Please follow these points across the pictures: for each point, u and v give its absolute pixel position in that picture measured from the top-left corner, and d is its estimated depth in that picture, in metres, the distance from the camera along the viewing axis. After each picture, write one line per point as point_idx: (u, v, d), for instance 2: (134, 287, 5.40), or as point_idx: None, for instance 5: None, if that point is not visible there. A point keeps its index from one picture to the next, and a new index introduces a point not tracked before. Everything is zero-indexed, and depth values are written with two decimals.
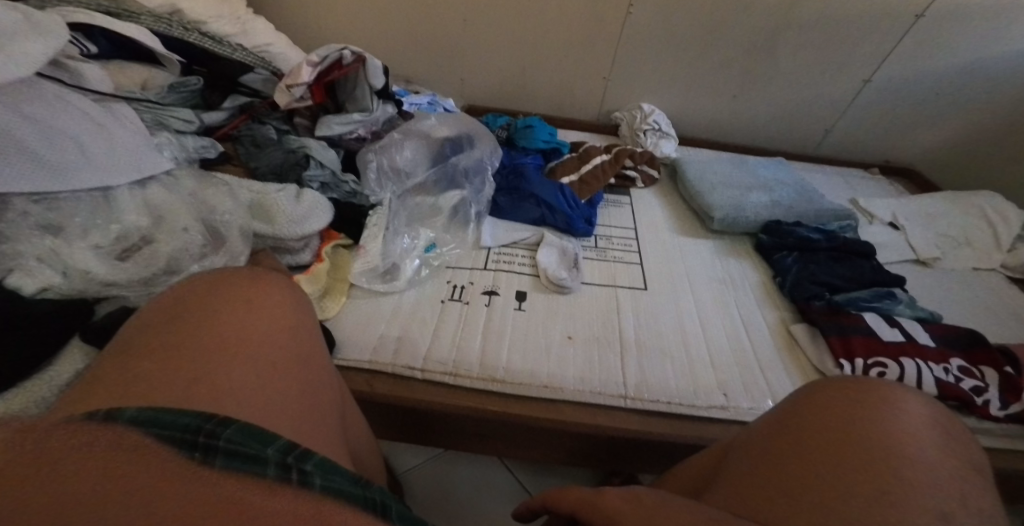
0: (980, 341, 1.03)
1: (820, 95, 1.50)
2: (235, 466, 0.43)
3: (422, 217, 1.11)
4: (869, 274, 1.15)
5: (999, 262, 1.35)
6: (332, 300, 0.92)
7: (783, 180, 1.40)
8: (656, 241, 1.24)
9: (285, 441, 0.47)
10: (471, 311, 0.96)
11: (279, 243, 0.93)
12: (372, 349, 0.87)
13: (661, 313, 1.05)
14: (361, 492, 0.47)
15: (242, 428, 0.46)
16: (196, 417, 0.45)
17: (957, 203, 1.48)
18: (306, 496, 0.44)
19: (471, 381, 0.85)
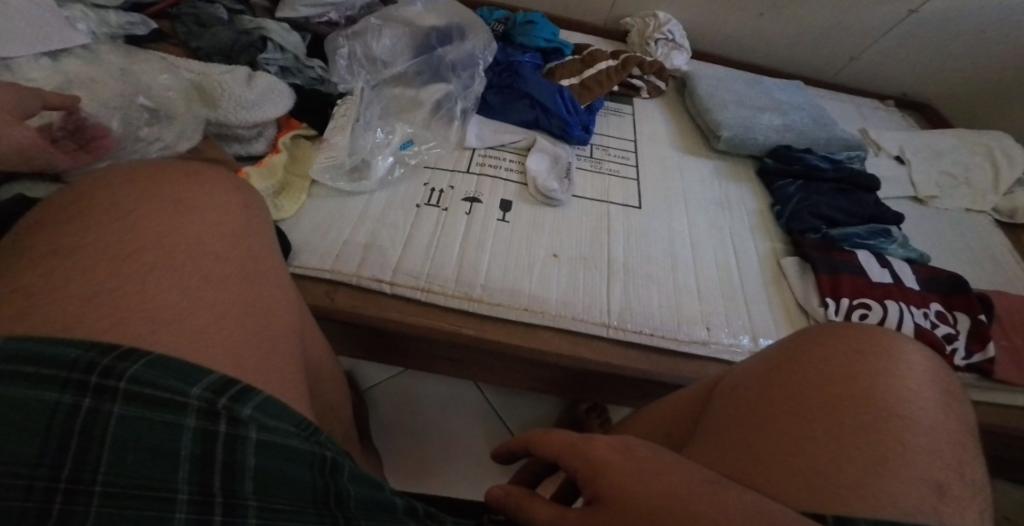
0: (960, 286, 0.99)
1: (853, 17, 1.36)
2: (150, 410, 0.40)
3: (400, 113, 1.00)
4: (871, 209, 1.10)
5: (992, 206, 1.29)
6: (289, 198, 0.83)
7: (798, 103, 1.31)
8: (657, 156, 1.16)
9: (210, 378, 0.43)
10: (449, 218, 0.88)
11: (226, 130, 0.83)
12: (335, 256, 0.79)
13: (652, 234, 0.99)
14: (303, 444, 0.44)
15: (151, 363, 0.41)
16: (89, 350, 0.40)
17: (967, 141, 1.40)
18: (237, 445, 0.42)
19: (443, 296, 0.78)
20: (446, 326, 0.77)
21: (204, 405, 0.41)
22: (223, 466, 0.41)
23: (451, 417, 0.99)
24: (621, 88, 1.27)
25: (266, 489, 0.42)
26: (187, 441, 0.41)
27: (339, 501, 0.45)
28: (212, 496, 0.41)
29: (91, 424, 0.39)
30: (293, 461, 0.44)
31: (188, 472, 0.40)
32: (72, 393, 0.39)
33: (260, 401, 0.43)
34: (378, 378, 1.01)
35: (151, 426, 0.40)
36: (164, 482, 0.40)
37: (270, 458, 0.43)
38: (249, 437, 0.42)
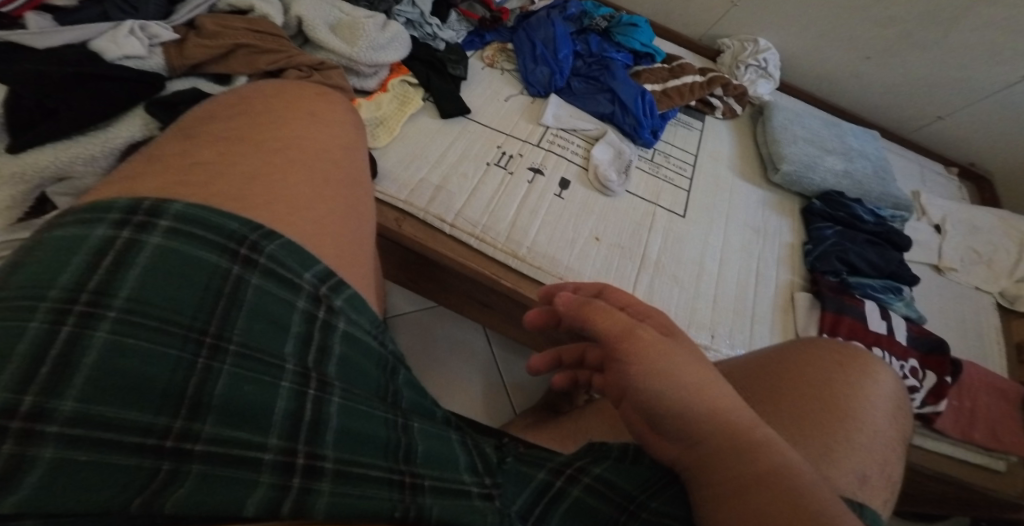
0: (940, 348, 1.08)
1: (943, 83, 1.43)
2: (272, 288, 0.44)
3: (497, 82, 1.09)
4: (894, 265, 1.16)
5: (1000, 289, 1.34)
6: (384, 128, 0.90)
7: (867, 153, 1.36)
8: (712, 171, 1.23)
9: (324, 267, 0.47)
10: (512, 183, 0.94)
11: (350, 64, 0.89)
12: (410, 189, 0.85)
13: (689, 240, 1.08)
14: (376, 346, 0.49)
15: (286, 245, 0.45)
16: (242, 225, 0.44)
17: (1009, 224, 1.43)
18: (325, 352, 0.45)
19: (494, 251, 0.87)
20: (486, 273, 0.85)
21: (314, 290, 0.45)
22: (317, 348, 0.44)
23: (457, 355, 1.22)
24: (699, 104, 1.33)
25: (348, 378, 0.46)
26: (297, 318, 0.44)
27: (395, 398, 0.49)
28: (309, 379, 0.43)
29: (235, 290, 0.42)
30: (369, 355, 0.48)
31: (294, 345, 0.43)
32: (226, 259, 0.42)
33: (349, 296, 0.47)
34: (402, 309, 1.24)
35: (272, 300, 0.43)
36: (275, 352, 0.43)
37: (354, 348, 0.46)
38: (339, 326, 0.46)
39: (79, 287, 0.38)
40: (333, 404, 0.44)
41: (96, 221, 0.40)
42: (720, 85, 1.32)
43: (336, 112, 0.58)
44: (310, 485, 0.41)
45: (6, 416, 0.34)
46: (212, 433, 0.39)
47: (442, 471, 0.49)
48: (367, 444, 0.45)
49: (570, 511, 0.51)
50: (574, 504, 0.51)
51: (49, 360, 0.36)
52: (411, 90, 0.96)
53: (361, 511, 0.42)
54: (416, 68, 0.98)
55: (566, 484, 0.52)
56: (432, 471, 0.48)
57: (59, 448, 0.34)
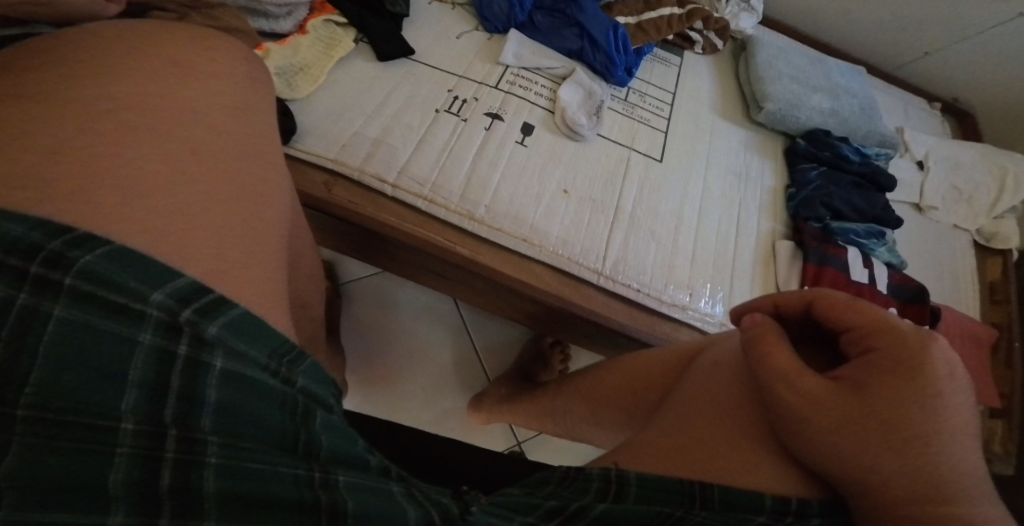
0: (920, 297, 0.99)
1: (934, 16, 1.31)
2: (94, 318, 0.30)
3: (446, 18, 0.94)
4: (879, 210, 1.09)
5: (977, 227, 1.28)
6: (305, 76, 0.77)
7: (855, 91, 1.25)
8: (692, 111, 1.12)
9: (181, 284, 0.34)
10: (467, 131, 0.83)
11: (256, 6, 0.75)
12: (342, 146, 0.74)
13: (667, 190, 0.98)
14: (273, 383, 0.36)
15: (111, 256, 0.32)
16: (27, 228, 0.31)
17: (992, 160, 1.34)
18: (191, 404, 0.32)
19: (446, 214, 0.76)
20: (437, 241, 0.75)
21: (164, 317, 0.33)
22: (177, 398, 0.32)
23: (420, 323, 1.12)
24: (677, 38, 1.20)
25: (231, 431, 0.33)
26: (139, 361, 0.31)
27: (309, 448, 0.36)
28: (162, 445, 0.31)
29: (26, 328, 0.29)
30: (262, 394, 0.35)
31: (136, 396, 0.31)
32: (6, 285, 0.29)
33: (230, 319, 0.35)
34: (358, 274, 1.12)
35: (94, 336, 0.30)
36: (104, 409, 0.29)
37: (241, 389, 0.34)
38: (213, 365, 0.33)
39: None
40: (205, 471, 0.31)
41: None
42: (701, 18, 1.19)
43: (218, 69, 0.46)
44: None
45: None
46: None
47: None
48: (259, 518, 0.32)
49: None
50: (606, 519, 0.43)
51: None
52: (337, 32, 0.82)
53: None
54: (346, 5, 0.84)
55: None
56: None
57: None
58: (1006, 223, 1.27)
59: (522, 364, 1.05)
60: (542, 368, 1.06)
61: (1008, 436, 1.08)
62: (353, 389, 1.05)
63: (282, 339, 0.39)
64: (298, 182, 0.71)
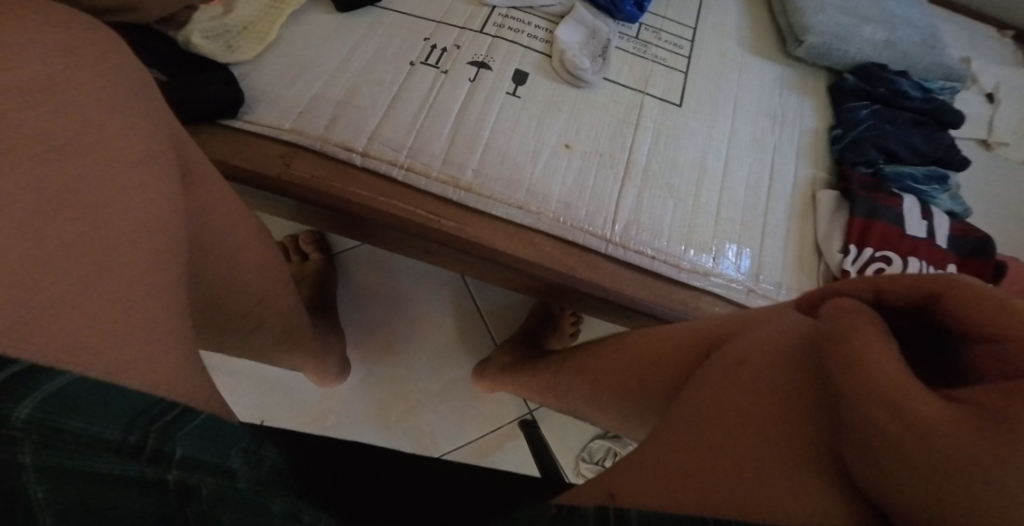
0: (984, 249, 0.85)
1: None
2: None
3: None
4: (941, 151, 0.95)
5: None
6: (248, 37, 0.68)
7: (911, 17, 1.08)
8: (716, 48, 0.98)
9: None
10: (448, 84, 0.73)
11: None
12: (300, 112, 0.66)
13: (687, 138, 0.87)
14: (124, 462, 0.33)
15: None
16: None
17: None
18: (18, 512, 0.30)
19: (427, 182, 0.68)
20: (419, 215, 0.68)
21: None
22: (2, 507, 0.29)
23: (420, 291, 1.05)
24: None
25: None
26: None
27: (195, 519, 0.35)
28: None
29: None
30: (115, 484, 0.33)
31: None
32: None
33: (56, 397, 0.32)
34: (350, 244, 1.05)
35: None
36: None
37: (76, 482, 0.31)
38: (36, 463, 0.30)
39: None
40: None
41: None
42: None
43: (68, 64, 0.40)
44: None
45: None
46: None
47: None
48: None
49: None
50: None
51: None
52: None
53: None
54: None
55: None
56: None
57: None
58: None
59: (530, 328, 0.98)
60: (551, 332, 0.98)
61: None
62: (356, 363, 1.00)
63: (146, 399, 0.36)
64: (251, 159, 0.65)
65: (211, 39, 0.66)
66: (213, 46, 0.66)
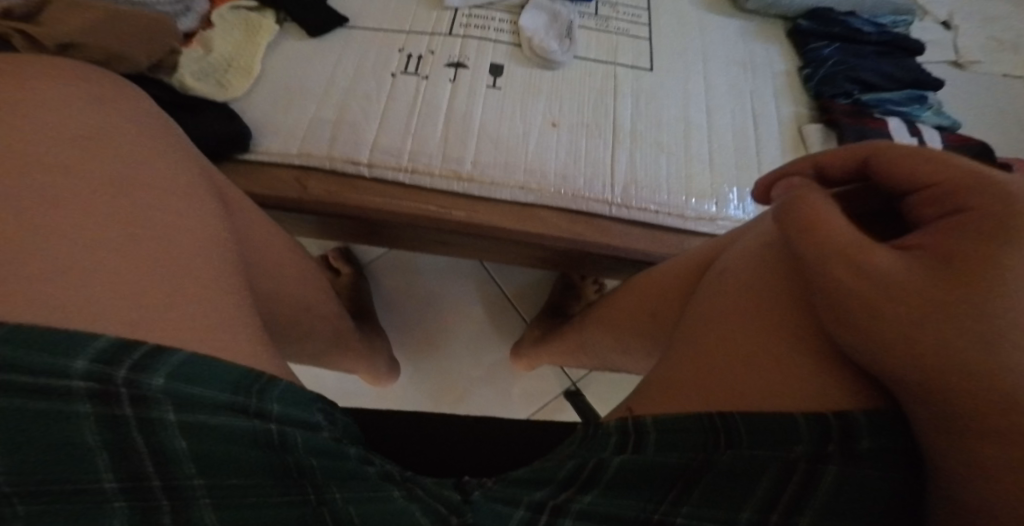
0: (989, 154, 0.86)
1: None
2: (25, 403, 0.31)
3: None
4: (913, 72, 0.96)
5: None
6: (236, 71, 0.70)
7: None
8: (673, 10, 1.02)
9: (105, 342, 0.34)
10: (431, 88, 0.76)
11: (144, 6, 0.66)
12: (302, 137, 0.68)
13: (665, 96, 0.89)
14: (242, 418, 0.37)
15: (15, 330, 0.32)
16: None
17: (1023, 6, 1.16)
18: (165, 461, 0.34)
19: (430, 180, 0.70)
20: (429, 211, 0.70)
21: (94, 384, 0.33)
22: (150, 455, 0.34)
23: (452, 290, 1.03)
24: None
25: (212, 473, 0.35)
26: (89, 430, 0.33)
27: (300, 471, 0.39)
28: (153, 489, 0.34)
29: None
30: (233, 435, 0.36)
31: (108, 461, 0.33)
32: None
33: (174, 365, 0.36)
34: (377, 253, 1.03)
35: (37, 419, 0.31)
36: (80, 482, 0.32)
37: (204, 437, 0.35)
38: (166, 418, 0.34)
39: None
40: (204, 510, 0.35)
41: None
42: None
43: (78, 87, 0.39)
44: None
45: None
46: None
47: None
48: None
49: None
50: (619, 473, 0.41)
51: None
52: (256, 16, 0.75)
53: None
54: None
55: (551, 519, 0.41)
56: None
57: None
58: None
59: (554, 300, 0.97)
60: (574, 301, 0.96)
61: None
62: (403, 361, 0.99)
63: (245, 369, 0.39)
64: (269, 186, 0.67)
65: (201, 78, 0.68)
66: (207, 86, 0.67)
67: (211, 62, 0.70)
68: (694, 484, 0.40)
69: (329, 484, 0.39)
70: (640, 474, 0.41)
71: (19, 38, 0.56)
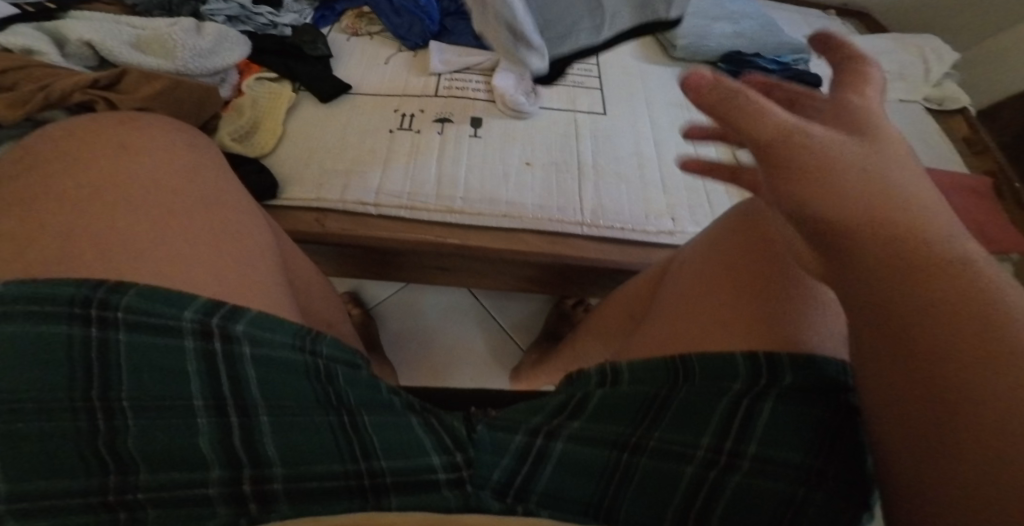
0: None
1: None
2: (144, 338, 0.43)
3: (370, 49, 0.99)
4: (814, 101, 1.15)
5: (924, 97, 1.25)
6: (262, 133, 0.82)
7: (750, 13, 1.29)
8: (617, 64, 1.19)
9: (206, 300, 0.46)
10: (423, 141, 0.89)
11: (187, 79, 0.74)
12: (320, 184, 0.80)
13: (618, 135, 1.04)
14: (299, 356, 0.47)
15: (144, 291, 0.44)
16: (82, 286, 0.43)
17: (903, 42, 1.33)
18: (238, 383, 0.45)
19: (430, 215, 0.82)
20: (429, 239, 0.81)
21: (198, 328, 0.44)
22: (229, 379, 0.45)
23: (454, 323, 1.13)
24: None
25: (273, 395, 0.46)
26: (190, 358, 0.44)
27: (339, 398, 0.48)
28: (227, 406, 0.45)
29: (103, 353, 0.42)
30: (291, 367, 0.47)
31: (197, 384, 0.44)
32: (80, 325, 0.42)
33: (251, 318, 0.46)
34: (381, 296, 1.14)
35: (153, 350, 0.43)
36: (178, 397, 0.43)
37: (268, 367, 0.46)
38: (243, 351, 0.45)
39: None
40: (262, 424, 0.45)
41: None
42: None
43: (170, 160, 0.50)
44: (265, 507, 0.44)
45: None
46: (150, 481, 0.42)
47: (405, 461, 0.47)
48: (312, 457, 0.46)
49: (557, 470, 0.48)
50: (599, 405, 0.50)
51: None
52: (278, 85, 0.87)
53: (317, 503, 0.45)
54: (272, 61, 0.89)
55: (545, 442, 0.49)
56: (394, 463, 0.47)
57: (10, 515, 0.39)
58: (949, 86, 1.26)
59: (549, 327, 1.07)
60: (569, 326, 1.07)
61: None
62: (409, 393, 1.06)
63: (300, 325, 0.49)
64: (294, 225, 0.77)
65: (236, 139, 0.80)
66: (240, 146, 0.80)
67: (245, 123, 0.82)
68: (661, 409, 0.48)
69: (358, 412, 0.48)
70: (613, 401, 0.49)
71: (102, 104, 0.65)
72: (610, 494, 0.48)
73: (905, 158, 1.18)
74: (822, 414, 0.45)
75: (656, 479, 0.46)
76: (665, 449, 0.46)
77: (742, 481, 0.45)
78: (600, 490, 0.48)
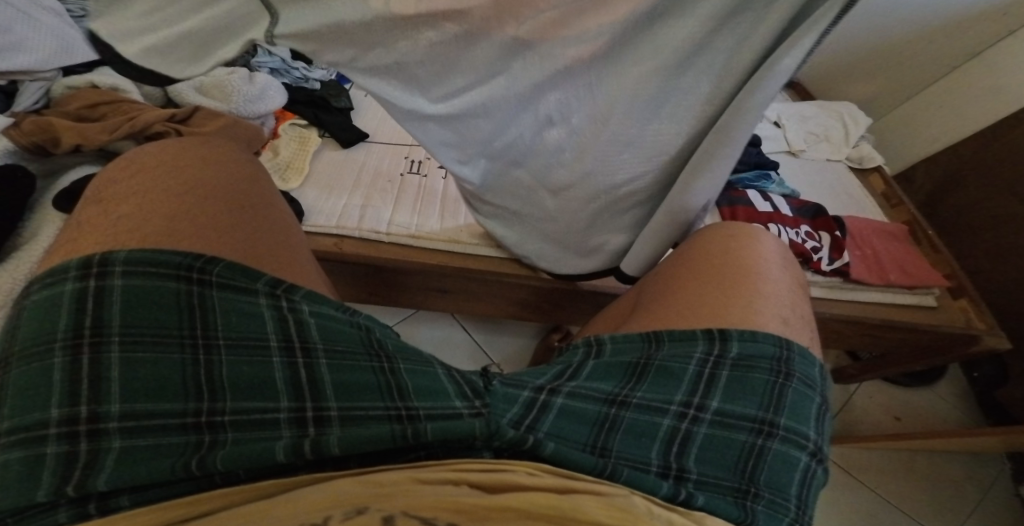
0: (822, 211, 1.23)
1: None
2: (231, 295, 0.48)
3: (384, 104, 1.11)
4: (756, 156, 1.34)
5: (846, 157, 1.46)
6: (293, 170, 0.93)
7: None
8: None
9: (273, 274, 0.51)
10: (428, 184, 0.99)
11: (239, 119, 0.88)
12: (339, 215, 0.90)
13: None
14: (347, 317, 0.53)
15: (232, 265, 0.49)
16: (185, 255, 0.47)
17: (825, 107, 1.53)
18: (300, 328, 0.50)
19: (433, 242, 0.91)
20: (433, 263, 0.90)
21: (271, 288, 0.50)
22: (294, 326, 0.50)
23: (446, 354, 1.20)
24: None
25: (330, 341, 0.51)
26: (264, 312, 0.49)
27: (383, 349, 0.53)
28: (291, 349, 0.49)
29: (200, 300, 0.47)
30: (341, 323, 0.52)
31: (272, 326, 0.49)
32: (183, 282, 0.47)
33: (306, 292, 0.52)
34: None
35: (236, 301, 0.49)
36: (256, 337, 0.48)
37: (325, 319, 0.51)
38: (302, 308, 0.51)
39: (79, 325, 0.43)
40: (321, 366, 0.49)
41: (62, 280, 0.44)
42: None
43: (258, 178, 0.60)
44: (322, 430, 0.47)
45: (71, 423, 0.41)
46: (232, 408, 0.46)
47: (434, 402, 0.52)
48: (360, 393, 0.50)
49: (559, 418, 0.54)
50: (602, 367, 0.58)
51: (81, 384, 0.42)
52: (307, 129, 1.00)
53: (369, 440, 0.47)
54: (302, 109, 1.01)
55: (549, 397, 0.55)
56: (425, 402, 0.51)
57: (124, 438, 0.42)
58: (865, 146, 1.46)
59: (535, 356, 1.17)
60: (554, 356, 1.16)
61: (978, 308, 1.15)
62: None
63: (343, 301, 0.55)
64: (316, 247, 0.87)
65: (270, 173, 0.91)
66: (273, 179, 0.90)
67: (279, 161, 0.93)
68: (648, 370, 0.57)
69: (396, 362, 0.53)
70: (609, 364, 0.58)
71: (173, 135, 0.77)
72: (607, 438, 0.53)
73: (837, 208, 1.36)
74: (768, 380, 0.56)
75: (643, 426, 0.54)
76: (648, 405, 0.54)
77: (709, 432, 0.53)
78: (596, 435, 0.53)
